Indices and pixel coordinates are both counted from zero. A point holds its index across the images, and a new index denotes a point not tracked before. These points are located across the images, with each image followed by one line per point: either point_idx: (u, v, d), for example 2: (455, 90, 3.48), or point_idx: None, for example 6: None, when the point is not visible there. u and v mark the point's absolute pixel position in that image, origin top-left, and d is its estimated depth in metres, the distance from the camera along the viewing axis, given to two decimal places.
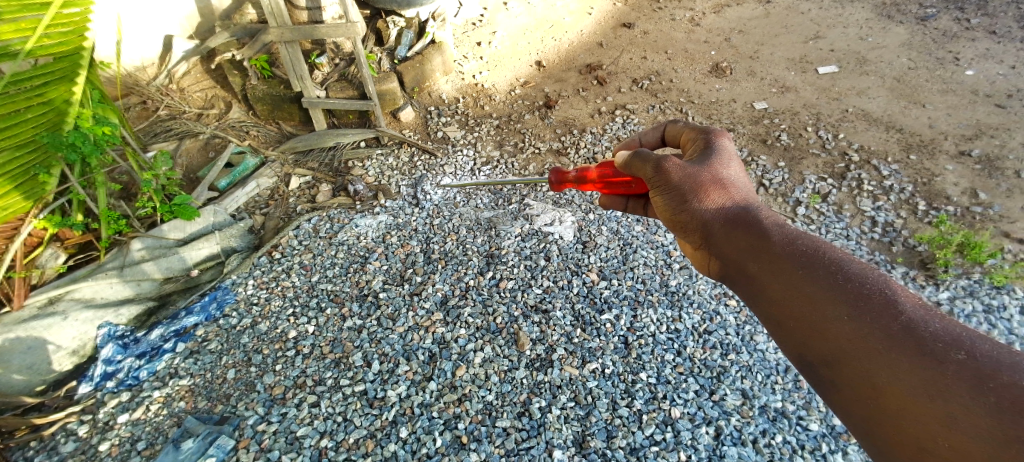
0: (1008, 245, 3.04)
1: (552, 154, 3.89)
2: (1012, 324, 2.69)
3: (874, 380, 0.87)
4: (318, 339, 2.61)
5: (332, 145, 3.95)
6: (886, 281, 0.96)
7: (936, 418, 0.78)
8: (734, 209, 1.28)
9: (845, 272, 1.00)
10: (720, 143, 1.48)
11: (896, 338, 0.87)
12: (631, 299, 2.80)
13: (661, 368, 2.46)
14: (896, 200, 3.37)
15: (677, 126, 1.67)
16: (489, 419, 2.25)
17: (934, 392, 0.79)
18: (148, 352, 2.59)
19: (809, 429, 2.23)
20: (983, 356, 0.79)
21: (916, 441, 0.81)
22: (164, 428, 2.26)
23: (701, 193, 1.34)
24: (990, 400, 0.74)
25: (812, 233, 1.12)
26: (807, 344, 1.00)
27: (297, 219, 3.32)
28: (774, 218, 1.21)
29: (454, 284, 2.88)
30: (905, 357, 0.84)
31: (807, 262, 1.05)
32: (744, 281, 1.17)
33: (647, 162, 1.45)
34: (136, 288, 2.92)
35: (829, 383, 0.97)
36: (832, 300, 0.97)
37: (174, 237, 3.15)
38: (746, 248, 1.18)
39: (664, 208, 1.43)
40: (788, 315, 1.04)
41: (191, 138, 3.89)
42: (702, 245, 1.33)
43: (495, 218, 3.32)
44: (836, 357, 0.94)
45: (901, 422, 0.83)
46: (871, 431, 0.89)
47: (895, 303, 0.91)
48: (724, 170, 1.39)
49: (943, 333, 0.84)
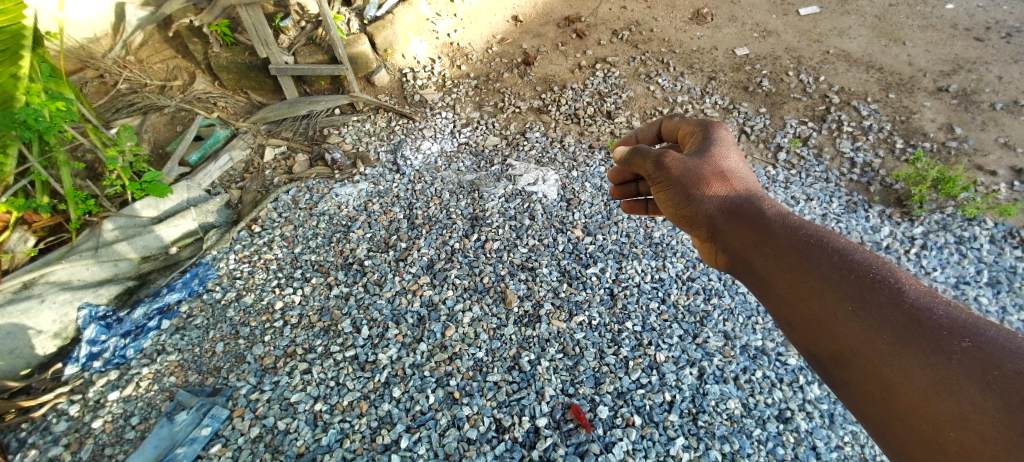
0: (981, 178, 3.10)
1: (533, 113, 3.82)
2: (982, 254, 2.78)
3: (884, 388, 0.76)
4: (305, 309, 2.61)
5: (305, 114, 3.83)
6: (892, 268, 0.83)
7: (948, 417, 0.67)
8: (737, 200, 1.14)
9: (848, 259, 0.87)
10: (718, 130, 1.34)
11: (902, 330, 0.75)
12: (616, 252, 2.83)
13: (647, 316, 2.52)
14: (874, 139, 3.40)
15: (673, 121, 1.50)
16: (481, 375, 2.28)
17: (941, 389, 0.69)
18: (133, 330, 2.58)
19: (787, 363, 2.34)
20: (993, 345, 0.67)
21: (930, 444, 0.70)
22: (156, 403, 2.27)
23: (702, 185, 1.20)
24: (997, 391, 0.63)
25: (816, 223, 0.98)
26: (815, 340, 0.88)
27: (275, 191, 3.25)
28: (777, 208, 1.06)
29: (439, 248, 2.87)
30: (911, 351, 0.73)
31: (809, 250, 0.92)
32: (749, 276, 1.04)
33: (645, 158, 1.31)
34: (113, 269, 2.86)
35: (841, 384, 0.84)
36: (834, 290, 0.85)
37: (148, 215, 3.08)
38: (749, 246, 1.04)
39: (667, 205, 1.29)
40: (792, 310, 0.92)
41: (157, 113, 3.76)
42: (708, 241, 1.18)
43: (477, 180, 3.28)
44: (847, 365, 0.82)
45: (913, 426, 0.72)
46: (887, 437, 0.77)
47: (900, 291, 0.79)
48: (725, 159, 1.25)
49: (948, 321, 0.72)
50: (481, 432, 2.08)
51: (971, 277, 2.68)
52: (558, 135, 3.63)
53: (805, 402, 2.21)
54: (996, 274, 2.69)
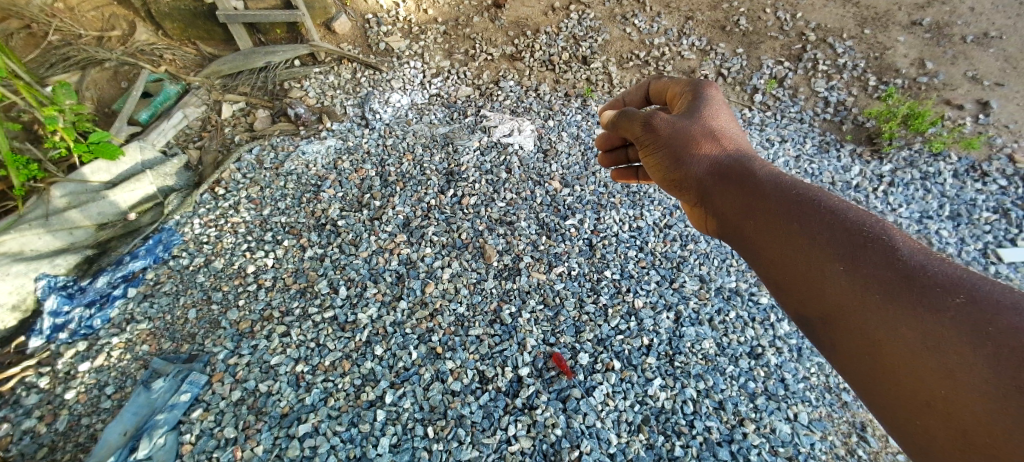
0: (948, 113, 3.23)
1: (506, 61, 3.66)
2: (945, 187, 2.99)
3: (873, 343, 0.77)
4: (278, 271, 2.54)
5: (263, 66, 3.58)
6: (885, 224, 0.84)
7: (936, 369, 0.69)
8: (726, 161, 1.15)
9: (839, 218, 0.88)
10: (707, 92, 1.34)
11: (893, 285, 0.76)
12: (594, 203, 2.81)
13: (625, 264, 2.55)
14: (848, 78, 3.41)
15: (661, 81, 1.52)
16: (463, 329, 2.28)
17: (930, 343, 0.70)
18: (97, 300, 2.48)
19: (760, 302, 2.42)
20: (984, 297, 0.68)
21: (913, 394, 0.72)
22: (131, 372, 2.22)
23: (691, 148, 1.21)
24: (990, 344, 0.64)
25: (808, 181, 0.98)
26: (803, 299, 0.89)
27: (236, 150, 3.08)
28: (768, 168, 1.07)
29: (415, 205, 2.80)
30: (901, 306, 0.74)
31: (799, 209, 0.93)
32: (739, 237, 1.06)
33: (634, 121, 1.32)
34: (69, 237, 2.73)
35: (826, 340, 0.86)
36: (824, 249, 0.86)
37: (98, 180, 2.91)
38: (739, 206, 1.06)
39: (657, 169, 1.31)
40: (781, 269, 0.93)
41: (97, 67, 3.47)
42: (698, 202, 1.20)
43: (451, 133, 3.17)
44: (836, 322, 0.83)
45: (898, 378, 0.73)
46: (870, 389, 0.79)
47: (891, 247, 0.80)
48: (715, 120, 1.25)
49: (941, 276, 0.73)
50: (465, 384, 2.10)
51: (934, 212, 2.88)
52: (533, 84, 3.51)
53: (775, 339, 2.31)
54: (957, 207, 2.91)
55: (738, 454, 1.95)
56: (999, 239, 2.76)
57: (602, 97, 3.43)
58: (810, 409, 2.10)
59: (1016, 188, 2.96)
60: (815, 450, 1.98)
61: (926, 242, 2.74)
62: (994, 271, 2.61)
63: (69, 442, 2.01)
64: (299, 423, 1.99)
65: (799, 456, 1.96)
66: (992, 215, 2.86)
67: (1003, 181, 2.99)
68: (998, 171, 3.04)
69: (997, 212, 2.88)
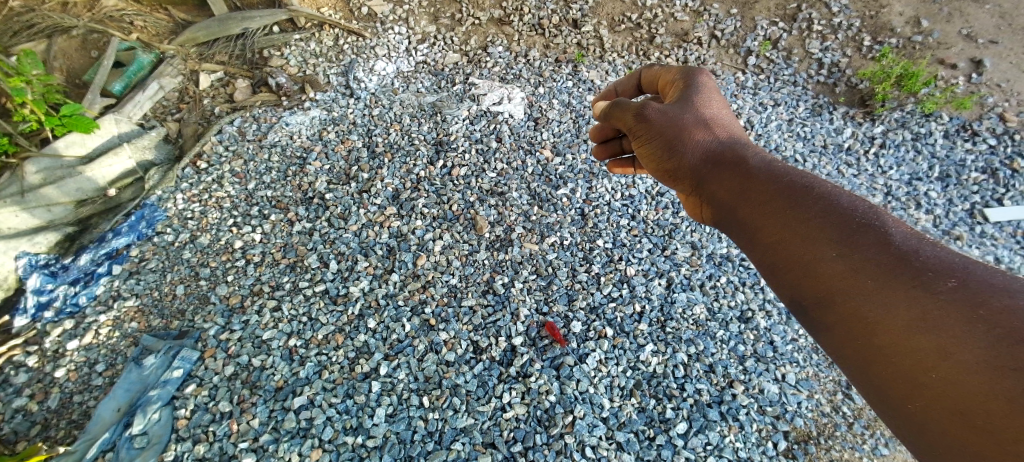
0: (941, 72, 3.20)
1: (494, 25, 3.52)
2: (936, 148, 3.00)
3: (866, 324, 0.77)
4: (267, 246, 2.50)
5: (240, 32, 3.41)
6: (877, 211, 0.86)
7: (931, 348, 0.68)
8: (721, 150, 1.15)
9: (834, 205, 0.89)
10: (700, 80, 1.33)
11: (889, 269, 0.77)
12: (586, 172, 2.78)
13: (617, 233, 2.55)
14: (843, 38, 3.36)
15: (653, 71, 1.51)
16: (456, 300, 2.28)
17: (925, 323, 0.70)
18: (82, 278, 2.43)
19: (750, 267, 2.45)
20: (977, 280, 0.69)
21: (907, 376, 0.71)
22: (121, 349, 2.19)
23: (685, 137, 1.20)
24: (985, 326, 0.64)
25: (803, 171, 1.00)
26: (798, 285, 0.90)
27: (217, 122, 2.98)
28: (763, 157, 1.08)
29: (404, 177, 2.74)
30: (893, 289, 0.74)
31: (795, 197, 0.94)
32: (736, 226, 1.05)
33: (627, 111, 1.30)
34: (47, 214, 2.66)
35: (817, 325, 0.86)
36: (820, 235, 0.87)
37: (74, 155, 2.82)
38: (734, 193, 1.06)
39: (650, 158, 1.29)
40: (776, 256, 0.94)
41: (64, 36, 3.30)
42: (693, 192, 1.20)
43: (439, 102, 3.09)
44: (827, 303, 0.83)
45: (894, 362, 0.73)
46: (867, 376, 0.78)
47: (886, 233, 0.81)
48: (709, 110, 1.25)
49: (935, 261, 0.74)
50: (459, 354, 2.11)
51: (924, 174, 2.90)
52: (522, 49, 3.41)
53: (765, 302, 2.35)
54: (946, 168, 2.93)
55: (728, 415, 1.99)
56: (986, 199, 2.81)
57: (593, 62, 3.35)
58: (797, 369, 2.15)
59: (1005, 147, 2.99)
60: (802, 408, 2.04)
61: (915, 204, 2.77)
62: (979, 231, 2.68)
63: (63, 419, 2.01)
64: (294, 396, 1.99)
65: (787, 415, 2.01)
66: (980, 176, 2.89)
67: (993, 140, 3.01)
68: (988, 130, 3.06)
69: (986, 172, 2.91)
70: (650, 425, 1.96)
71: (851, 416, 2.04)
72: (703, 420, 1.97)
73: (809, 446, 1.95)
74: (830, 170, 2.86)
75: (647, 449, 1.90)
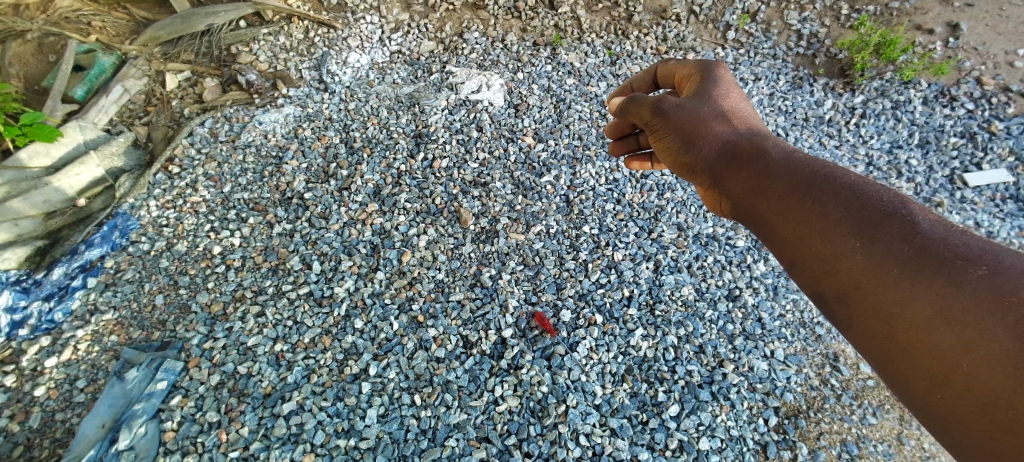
0: (918, 39, 3.20)
1: (469, 9, 3.42)
2: (915, 115, 3.01)
3: (891, 318, 0.77)
4: (247, 250, 2.44)
5: (205, 29, 3.27)
6: (903, 200, 0.84)
7: (955, 341, 0.69)
8: (737, 141, 1.14)
9: (858, 196, 0.88)
10: (718, 75, 1.30)
11: (912, 261, 0.77)
12: (569, 158, 2.75)
13: (603, 218, 2.53)
14: (821, 9, 3.35)
15: (669, 65, 1.47)
16: (443, 295, 2.25)
17: (947, 314, 0.71)
18: (56, 292, 2.35)
19: (736, 246, 2.46)
20: (1004, 268, 0.69)
21: (930, 368, 0.73)
22: (101, 364, 2.14)
23: (702, 130, 1.19)
24: (1009, 316, 0.65)
25: (824, 161, 0.98)
26: (819, 277, 0.90)
27: (187, 124, 2.89)
28: (782, 148, 1.06)
29: (384, 172, 2.68)
30: (916, 282, 0.75)
31: (815, 188, 0.93)
32: (753, 220, 1.05)
33: (642, 107, 1.29)
34: (15, 229, 2.53)
35: (841, 318, 0.87)
36: (842, 228, 0.86)
37: (39, 166, 2.70)
38: (754, 186, 1.05)
39: (667, 153, 1.28)
40: (796, 249, 0.94)
41: (18, 40, 3.17)
42: (710, 185, 1.19)
43: (416, 93, 3.02)
44: (850, 296, 0.84)
45: (917, 353, 0.74)
46: (889, 368, 0.80)
47: (910, 223, 0.80)
48: (726, 102, 1.23)
49: (962, 250, 0.74)
50: (449, 350, 2.09)
51: (904, 141, 2.91)
52: (499, 34, 3.33)
53: (752, 279, 2.36)
54: (925, 135, 2.95)
55: (719, 394, 2.00)
56: (965, 164, 2.83)
57: (572, 44, 3.29)
58: (786, 345, 2.17)
59: (983, 111, 3.01)
60: (791, 383, 2.06)
61: (896, 172, 2.78)
62: (959, 197, 2.70)
63: (46, 439, 1.95)
64: (283, 402, 1.96)
65: (777, 391, 2.03)
66: (959, 141, 2.91)
67: (970, 105, 3.02)
68: (966, 95, 3.07)
69: (965, 136, 2.93)
70: (643, 409, 1.96)
71: (839, 388, 2.07)
72: (695, 400, 1.98)
73: (799, 420, 1.97)
74: (813, 142, 2.86)
75: (641, 433, 1.90)
